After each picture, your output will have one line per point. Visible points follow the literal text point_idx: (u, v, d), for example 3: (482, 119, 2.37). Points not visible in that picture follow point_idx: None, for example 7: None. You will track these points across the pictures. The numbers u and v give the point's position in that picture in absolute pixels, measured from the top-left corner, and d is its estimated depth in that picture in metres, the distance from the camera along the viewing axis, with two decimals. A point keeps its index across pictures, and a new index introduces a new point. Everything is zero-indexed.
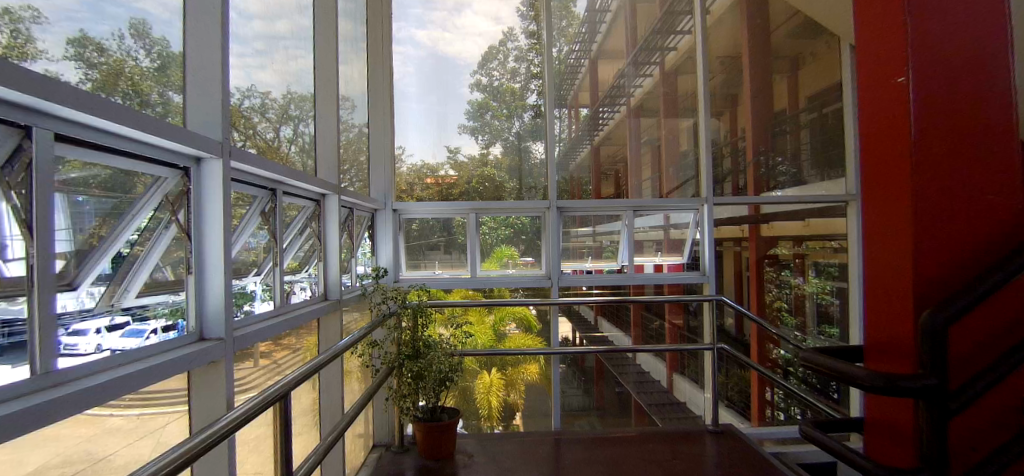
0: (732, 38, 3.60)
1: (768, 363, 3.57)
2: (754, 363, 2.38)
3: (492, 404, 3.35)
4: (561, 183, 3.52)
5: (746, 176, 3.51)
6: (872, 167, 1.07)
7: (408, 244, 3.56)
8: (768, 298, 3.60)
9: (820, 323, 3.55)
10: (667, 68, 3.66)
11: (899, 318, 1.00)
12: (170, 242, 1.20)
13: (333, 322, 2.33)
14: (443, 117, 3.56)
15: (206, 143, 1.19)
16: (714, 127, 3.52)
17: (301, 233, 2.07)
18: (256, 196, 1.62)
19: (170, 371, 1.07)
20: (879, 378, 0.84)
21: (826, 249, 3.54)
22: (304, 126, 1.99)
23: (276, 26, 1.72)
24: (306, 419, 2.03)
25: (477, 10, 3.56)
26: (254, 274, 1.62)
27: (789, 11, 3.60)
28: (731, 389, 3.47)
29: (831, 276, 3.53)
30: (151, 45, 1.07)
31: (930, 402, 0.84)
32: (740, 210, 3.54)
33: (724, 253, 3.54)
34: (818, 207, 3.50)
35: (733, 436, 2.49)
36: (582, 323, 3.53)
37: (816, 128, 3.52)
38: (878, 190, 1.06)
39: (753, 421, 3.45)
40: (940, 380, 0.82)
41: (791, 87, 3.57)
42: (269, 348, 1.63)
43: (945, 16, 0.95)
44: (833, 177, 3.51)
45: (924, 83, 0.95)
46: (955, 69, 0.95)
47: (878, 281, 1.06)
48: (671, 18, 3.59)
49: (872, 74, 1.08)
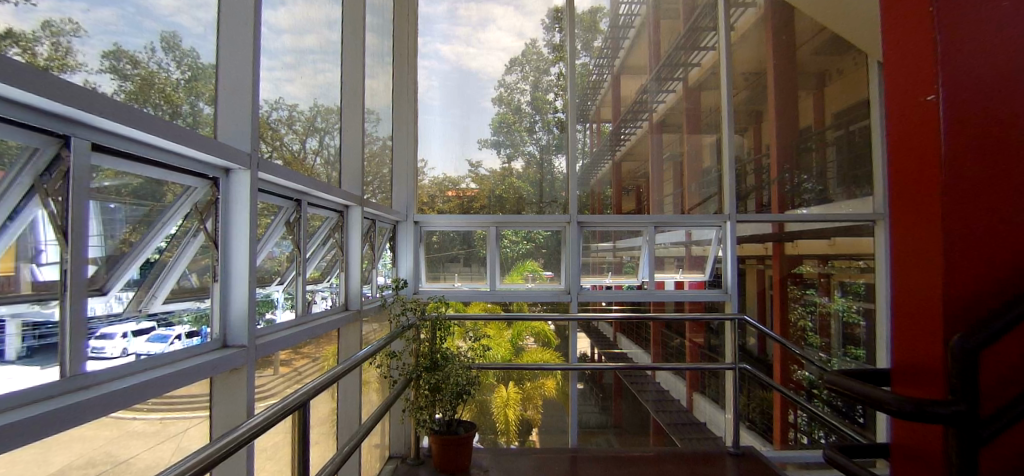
0: (758, 52, 3.50)
1: (792, 384, 3.41)
2: (776, 384, 2.18)
3: (509, 418, 3.28)
4: (582, 198, 3.50)
5: (770, 192, 3.40)
6: (898, 175, 0.87)
7: (428, 256, 3.58)
8: (792, 318, 3.43)
9: (846, 345, 3.36)
10: (690, 83, 3.61)
11: (931, 375, 0.78)
12: (197, 250, 1.22)
13: (353, 332, 2.32)
14: (466, 130, 3.60)
15: (235, 155, 1.23)
16: (738, 143, 3.45)
17: (324, 243, 2.09)
18: (281, 206, 1.64)
19: (193, 377, 1.08)
20: (905, 402, 0.69)
21: (853, 269, 3.38)
22: (330, 138, 2.03)
23: (305, 39, 1.77)
24: (323, 428, 2.01)
25: (501, 25, 3.61)
26: (277, 283, 1.64)
27: (815, 26, 3.49)
28: (753, 410, 3.29)
29: (858, 296, 3.36)
30: (181, 56, 1.10)
31: (955, 428, 0.67)
32: (764, 227, 3.42)
33: (746, 271, 3.41)
34: (845, 225, 3.36)
35: (756, 460, 2.34)
36: (600, 340, 3.44)
37: (843, 146, 3.40)
38: (904, 179, 0.85)
39: (776, 444, 3.28)
40: (972, 406, 0.65)
41: (818, 101, 3.47)
42: (289, 355, 1.64)
43: (980, 11, 0.75)
44: (861, 195, 3.37)
45: (956, 49, 0.75)
46: (999, 72, 0.74)
47: (904, 294, 0.84)
48: (695, 34, 3.59)
49: (896, 85, 0.87)
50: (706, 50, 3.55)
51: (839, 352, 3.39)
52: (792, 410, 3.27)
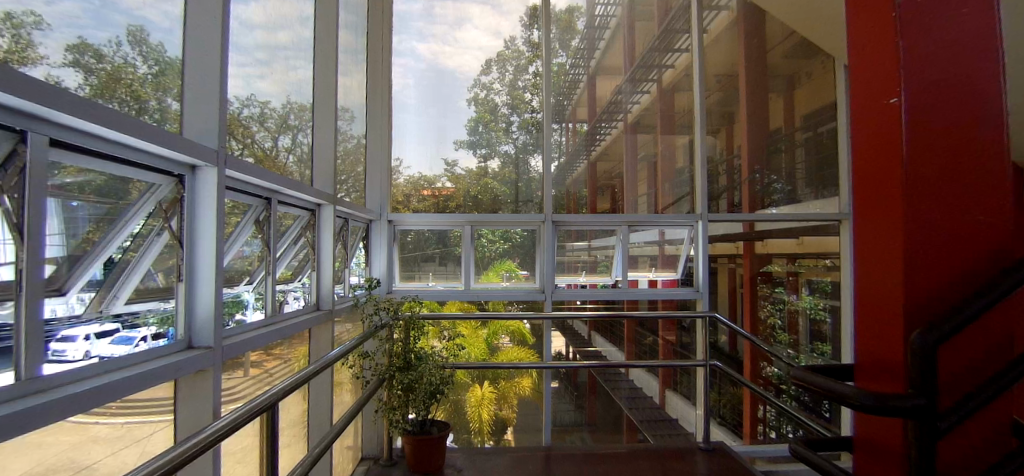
0: (729, 56, 3.65)
1: (761, 380, 3.60)
2: (745, 381, 2.28)
3: (483, 418, 3.31)
4: (557, 197, 3.56)
5: (740, 193, 3.56)
6: (864, 176, 0.92)
7: (402, 255, 3.56)
8: (762, 315, 3.60)
9: (813, 341, 3.54)
10: (664, 85, 3.72)
11: (895, 367, 0.83)
12: (163, 249, 1.18)
13: (325, 333, 2.27)
14: (442, 129, 3.59)
15: (201, 152, 1.20)
16: (710, 144, 3.59)
17: (295, 242, 2.04)
18: (251, 205, 1.60)
19: (157, 380, 1.05)
20: (868, 396, 0.71)
21: (819, 267, 3.55)
22: (303, 135, 1.99)
23: (277, 35, 1.74)
24: (294, 430, 1.97)
25: (478, 25, 3.62)
26: (247, 283, 1.59)
27: (785, 31, 3.62)
28: (724, 407, 3.46)
29: (824, 294, 3.53)
30: (148, 51, 1.07)
31: (916, 420, 0.70)
32: (734, 227, 3.57)
33: (718, 270, 3.56)
34: (812, 224, 3.54)
35: (726, 455, 2.46)
36: (575, 338, 3.53)
37: (811, 148, 3.56)
38: (869, 181, 0.91)
39: (745, 439, 3.43)
40: (931, 400, 0.69)
41: (788, 102, 3.61)
42: (260, 357, 1.60)
43: (938, 22, 0.81)
44: (827, 196, 3.55)
45: (917, 57, 0.81)
46: (957, 80, 0.80)
47: (872, 291, 0.89)
48: (670, 36, 3.70)
49: (863, 89, 0.93)
50: (680, 52, 3.66)
51: (807, 348, 3.56)
52: (762, 404, 3.43)
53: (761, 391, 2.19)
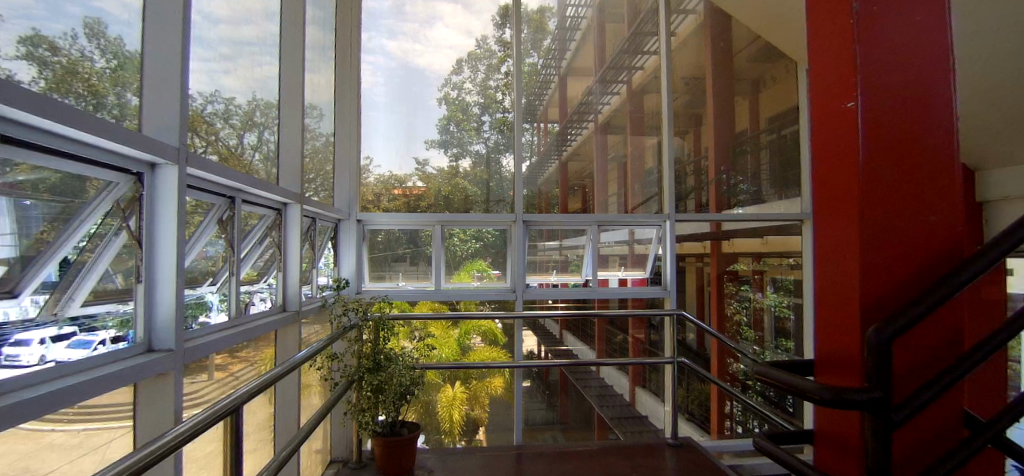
0: (697, 57, 3.78)
1: (728, 376, 3.77)
2: (714, 378, 2.39)
3: (454, 417, 3.31)
4: (528, 197, 3.62)
5: (707, 192, 3.72)
6: (823, 182, 0.98)
7: (371, 255, 3.52)
8: (729, 311, 3.78)
9: (777, 337, 3.77)
10: (633, 86, 3.85)
11: (853, 364, 0.89)
12: (121, 249, 1.14)
13: (292, 334, 2.22)
14: (412, 128, 3.57)
15: (162, 149, 1.16)
16: (678, 145, 3.73)
17: (260, 243, 1.99)
18: (214, 204, 1.55)
19: (116, 384, 1.02)
20: (827, 390, 0.75)
21: (784, 265, 3.78)
22: (269, 133, 1.95)
23: (242, 30, 1.69)
24: (260, 435, 1.93)
25: (449, 23, 3.62)
26: (210, 284, 1.54)
27: (751, 35, 3.80)
28: (692, 403, 3.62)
29: (787, 291, 3.76)
30: (106, 45, 1.03)
31: (872, 413, 0.74)
32: (702, 227, 3.74)
33: (686, 269, 3.72)
34: (777, 224, 3.73)
35: (693, 449, 2.57)
36: (547, 337, 3.60)
37: (775, 149, 3.78)
38: (828, 186, 0.96)
39: (713, 434, 3.61)
40: (886, 393, 0.73)
41: (753, 109, 3.81)
42: (225, 360, 1.56)
43: (891, 39, 0.87)
44: (790, 197, 3.76)
45: (872, 71, 0.87)
46: (908, 92, 0.86)
47: (831, 291, 0.94)
48: (639, 38, 3.84)
49: (821, 100, 0.99)
50: (649, 54, 3.81)
51: (772, 345, 3.79)
52: (729, 400, 3.61)
53: (729, 387, 2.31)
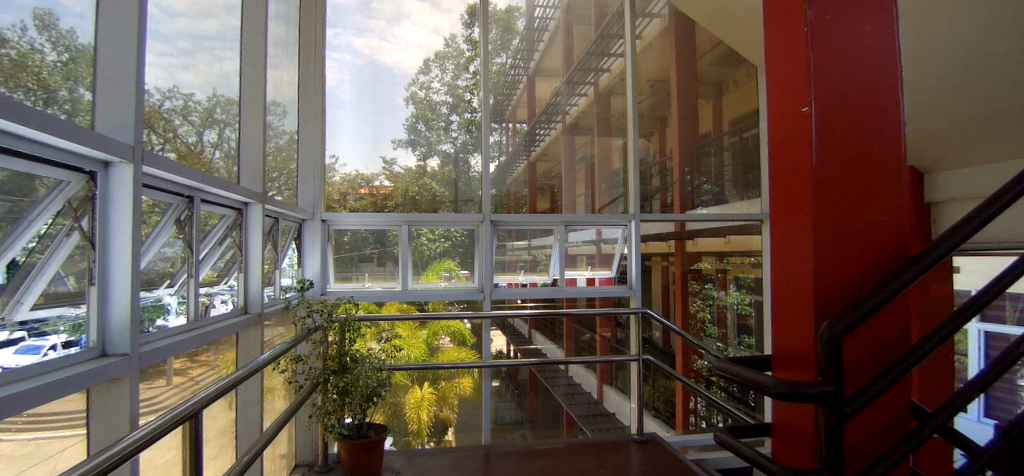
0: (660, 62, 3.95)
1: (693, 373, 3.97)
2: (679, 375, 2.52)
3: (422, 420, 3.32)
4: (496, 197, 3.67)
5: (672, 193, 3.90)
6: (780, 181, 1.01)
7: (337, 255, 3.47)
8: (693, 309, 3.98)
9: (740, 334, 3.98)
10: (601, 88, 3.97)
11: (808, 359, 0.91)
12: (73, 251, 1.09)
13: (254, 336, 2.16)
14: (378, 127, 3.54)
15: (117, 147, 1.13)
16: (644, 146, 3.88)
17: (221, 243, 1.93)
18: (171, 203, 1.50)
19: (67, 390, 0.98)
20: (783, 384, 0.74)
21: (745, 264, 3.99)
22: (230, 130, 1.90)
23: (201, 24, 1.65)
24: (221, 441, 1.87)
25: (416, 21, 3.61)
26: (168, 286, 1.49)
27: (713, 40, 3.98)
28: (657, 400, 3.80)
29: (749, 290, 3.98)
30: (57, 37, 1.01)
31: (824, 405, 0.73)
32: (667, 227, 3.91)
33: (651, 268, 3.87)
34: (738, 224, 3.93)
35: (657, 444, 2.67)
36: (516, 336, 3.66)
37: (737, 151, 3.96)
38: (784, 185, 0.99)
39: (678, 429, 3.78)
40: (838, 387, 0.72)
41: (716, 110, 3.99)
42: (184, 364, 1.51)
43: (842, 44, 0.91)
44: (750, 198, 3.98)
45: (824, 74, 0.90)
46: (856, 96, 0.90)
47: (789, 287, 0.97)
48: (606, 41, 3.92)
49: (778, 102, 1.02)
50: (616, 56, 3.90)
51: (735, 341, 4.00)
52: (694, 397, 3.82)
53: (694, 385, 2.43)
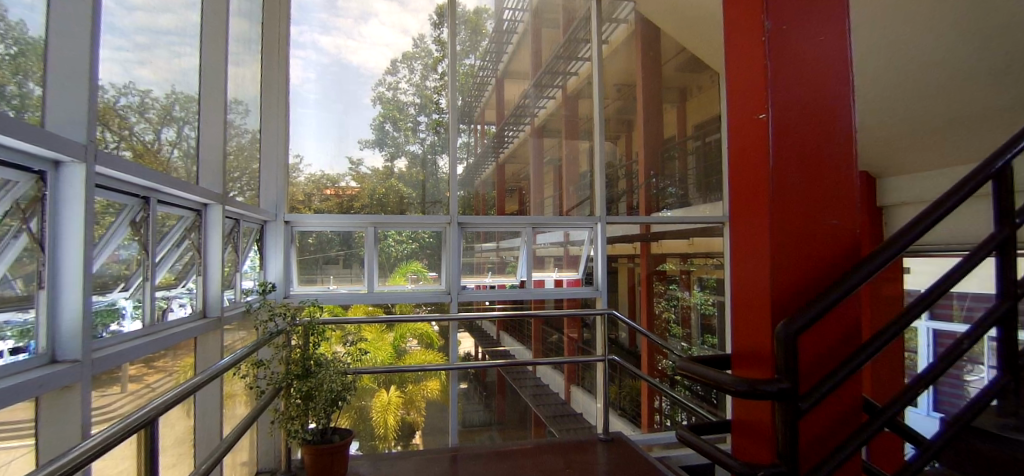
0: (626, 67, 4.10)
1: (657, 373, 4.17)
2: (644, 375, 2.64)
3: (389, 423, 3.32)
4: (464, 198, 3.71)
5: (638, 196, 4.05)
6: (740, 187, 1.08)
7: (300, 257, 3.41)
8: (657, 310, 4.18)
9: (703, 334, 4.18)
10: (569, 91, 4.10)
11: (764, 355, 0.98)
12: (21, 253, 1.05)
13: (213, 341, 2.09)
14: (344, 128, 3.49)
15: (68, 146, 1.09)
16: (610, 150, 4.03)
17: (178, 245, 1.86)
18: (126, 204, 1.45)
19: (16, 398, 0.94)
20: (742, 382, 0.77)
21: (709, 265, 4.20)
22: (189, 129, 1.84)
23: (159, 19, 1.60)
24: (179, 450, 1.81)
25: (384, 21, 3.60)
26: (122, 290, 1.44)
27: (677, 48, 4.19)
28: (624, 399, 3.95)
29: (712, 290, 4.19)
30: (4, 29, 0.97)
31: (782, 403, 0.76)
32: (632, 229, 4.05)
33: (618, 269, 4.02)
34: (701, 226, 4.14)
35: (622, 444, 2.79)
36: (484, 339, 3.70)
37: (700, 156, 4.16)
38: (743, 191, 1.06)
39: (643, 428, 3.92)
40: (793, 383, 0.75)
41: (681, 116, 4.19)
42: (139, 370, 1.46)
43: (794, 61, 0.99)
44: (713, 200, 4.17)
45: (779, 88, 0.98)
46: (807, 110, 0.98)
47: (748, 287, 1.03)
48: (573, 45, 4.11)
49: (737, 112, 1.09)
50: (584, 60, 4.05)
51: (699, 341, 4.20)
52: (658, 397, 3.98)
53: (659, 384, 2.56)
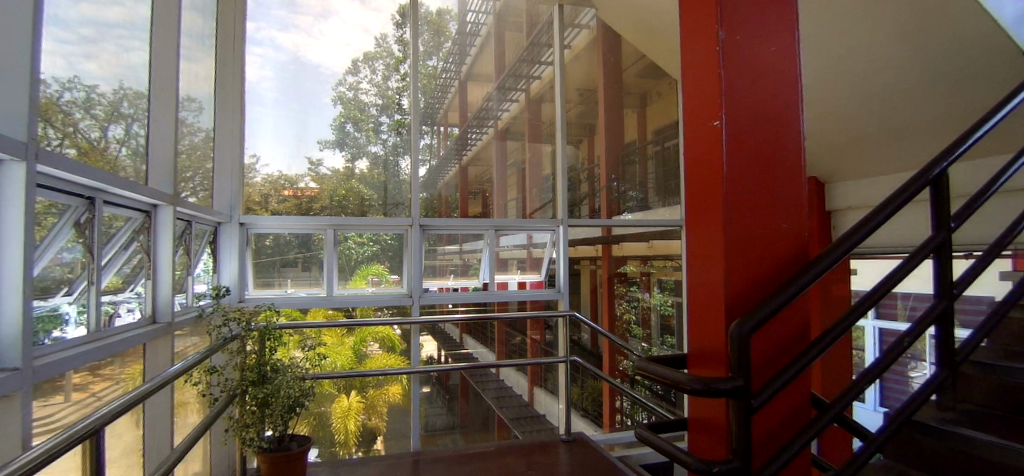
0: (587, 72, 4.31)
1: (619, 373, 4.34)
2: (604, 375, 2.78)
3: (349, 429, 3.27)
4: (425, 201, 3.69)
5: (600, 199, 4.23)
6: (696, 199, 1.18)
7: (256, 261, 3.33)
8: (620, 311, 4.33)
9: (663, 334, 4.41)
10: (531, 94, 4.23)
11: (717, 353, 1.08)
12: None
13: (162, 347, 2.00)
14: (303, 126, 3.42)
15: (9, 143, 1.04)
16: (572, 154, 4.18)
17: (126, 248, 1.78)
18: (69, 205, 1.38)
19: None
20: (698, 381, 0.86)
21: (667, 268, 4.45)
22: (138, 126, 1.76)
23: (106, 11, 1.53)
24: (127, 462, 1.73)
25: (344, 19, 3.55)
26: (65, 294, 1.37)
27: (636, 54, 4.43)
28: (585, 399, 4.11)
29: (670, 291, 4.43)
30: None
31: (736, 399, 0.86)
32: (594, 232, 4.21)
33: (582, 271, 4.22)
34: (659, 229, 4.36)
35: (584, 444, 2.91)
36: (446, 340, 3.73)
37: (658, 160, 4.39)
38: (700, 204, 1.16)
39: (605, 428, 4.07)
40: (745, 381, 0.85)
41: (641, 120, 4.40)
42: (84, 379, 1.40)
43: (744, 84, 1.10)
44: (671, 204, 4.40)
45: (731, 109, 1.09)
46: (754, 130, 1.10)
47: (704, 290, 1.14)
48: (536, 48, 4.25)
49: (694, 129, 1.20)
50: (545, 64, 4.20)
51: (659, 341, 4.42)
52: (620, 396, 4.16)
53: (621, 385, 2.70)
